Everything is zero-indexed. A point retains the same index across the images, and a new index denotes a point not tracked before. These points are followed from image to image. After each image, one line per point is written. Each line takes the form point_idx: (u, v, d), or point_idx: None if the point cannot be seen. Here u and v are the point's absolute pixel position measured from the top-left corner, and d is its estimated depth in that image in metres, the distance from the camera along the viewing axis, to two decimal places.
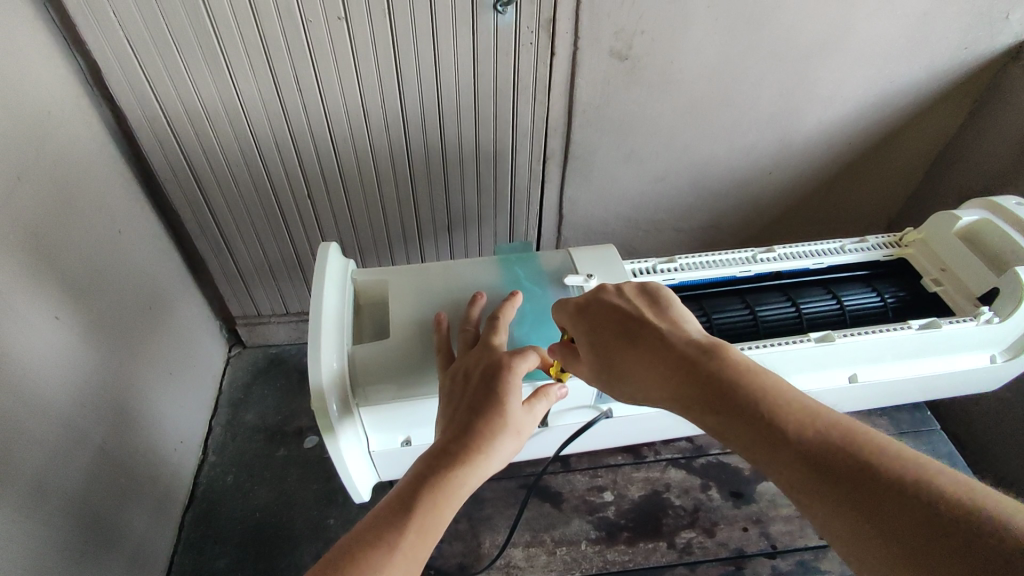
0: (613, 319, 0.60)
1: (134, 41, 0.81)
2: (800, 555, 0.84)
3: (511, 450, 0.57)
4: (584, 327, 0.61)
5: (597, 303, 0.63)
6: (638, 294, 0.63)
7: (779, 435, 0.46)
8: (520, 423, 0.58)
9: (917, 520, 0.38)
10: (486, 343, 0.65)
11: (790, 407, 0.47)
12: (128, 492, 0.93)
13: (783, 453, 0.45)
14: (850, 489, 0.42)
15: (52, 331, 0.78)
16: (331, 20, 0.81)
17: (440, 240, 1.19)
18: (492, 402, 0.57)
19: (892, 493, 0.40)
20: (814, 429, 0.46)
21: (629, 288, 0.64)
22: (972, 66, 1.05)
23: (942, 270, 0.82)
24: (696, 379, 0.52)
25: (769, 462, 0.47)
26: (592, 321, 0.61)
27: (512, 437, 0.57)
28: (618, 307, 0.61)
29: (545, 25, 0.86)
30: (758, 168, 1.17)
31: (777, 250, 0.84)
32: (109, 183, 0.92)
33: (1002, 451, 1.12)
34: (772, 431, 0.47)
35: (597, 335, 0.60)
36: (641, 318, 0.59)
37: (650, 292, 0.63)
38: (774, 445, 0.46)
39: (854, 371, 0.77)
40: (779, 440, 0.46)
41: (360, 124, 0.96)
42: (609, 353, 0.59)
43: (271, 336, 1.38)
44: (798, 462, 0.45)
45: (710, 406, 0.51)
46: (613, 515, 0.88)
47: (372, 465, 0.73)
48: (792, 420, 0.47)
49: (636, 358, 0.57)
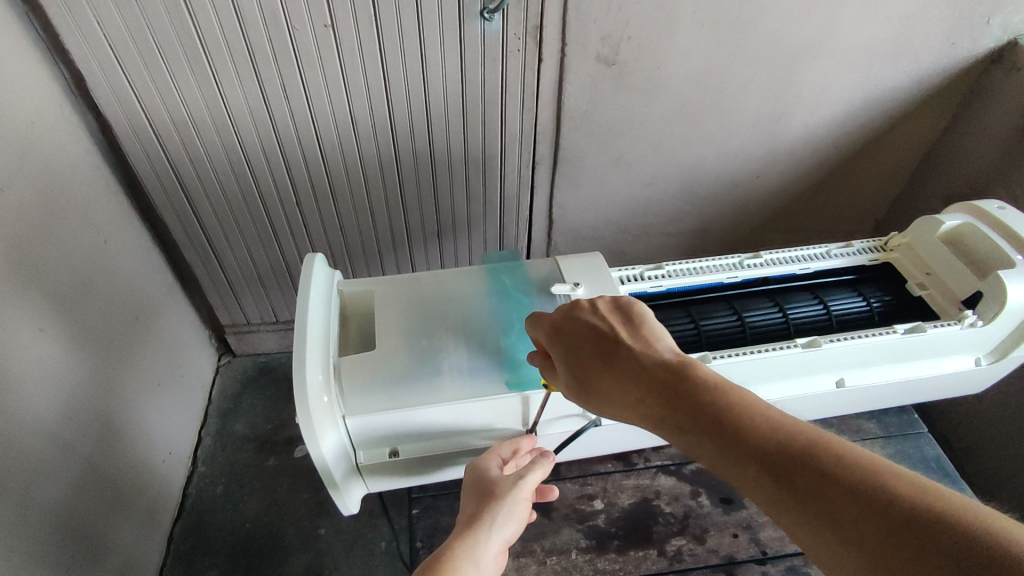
0: (590, 338, 0.60)
1: (119, 50, 0.81)
2: (790, 561, 0.85)
3: (507, 532, 0.58)
4: (560, 344, 0.61)
5: (573, 319, 0.62)
6: (613, 309, 0.62)
7: (746, 450, 0.46)
8: (495, 488, 0.61)
9: (885, 532, 0.38)
10: (475, 466, 0.66)
11: (761, 418, 0.47)
12: (116, 503, 0.91)
13: (751, 468, 0.45)
14: (819, 499, 0.41)
15: (38, 344, 0.77)
16: (317, 28, 0.81)
17: (429, 247, 1.19)
18: (469, 493, 0.63)
19: (859, 504, 0.40)
20: (782, 441, 0.45)
21: (602, 304, 0.63)
22: (956, 71, 1.06)
23: (927, 275, 0.83)
24: (664, 397, 0.52)
25: (740, 477, 0.46)
26: (567, 338, 0.61)
27: (495, 500, 0.59)
28: (594, 324, 0.60)
29: (533, 31, 0.87)
30: (746, 172, 1.18)
31: (763, 256, 0.84)
32: (93, 191, 0.91)
33: (988, 451, 1.13)
34: (742, 447, 0.46)
35: (570, 355, 0.60)
36: (617, 337, 0.59)
37: (623, 307, 0.62)
38: (744, 459, 0.46)
39: (841, 376, 0.78)
40: (746, 456, 0.46)
41: (347, 131, 0.95)
42: (584, 371, 0.59)
43: (260, 345, 1.36)
44: (765, 477, 0.44)
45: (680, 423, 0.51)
46: (604, 524, 0.88)
47: (360, 479, 0.72)
48: (760, 433, 0.46)
49: (610, 375, 0.57)
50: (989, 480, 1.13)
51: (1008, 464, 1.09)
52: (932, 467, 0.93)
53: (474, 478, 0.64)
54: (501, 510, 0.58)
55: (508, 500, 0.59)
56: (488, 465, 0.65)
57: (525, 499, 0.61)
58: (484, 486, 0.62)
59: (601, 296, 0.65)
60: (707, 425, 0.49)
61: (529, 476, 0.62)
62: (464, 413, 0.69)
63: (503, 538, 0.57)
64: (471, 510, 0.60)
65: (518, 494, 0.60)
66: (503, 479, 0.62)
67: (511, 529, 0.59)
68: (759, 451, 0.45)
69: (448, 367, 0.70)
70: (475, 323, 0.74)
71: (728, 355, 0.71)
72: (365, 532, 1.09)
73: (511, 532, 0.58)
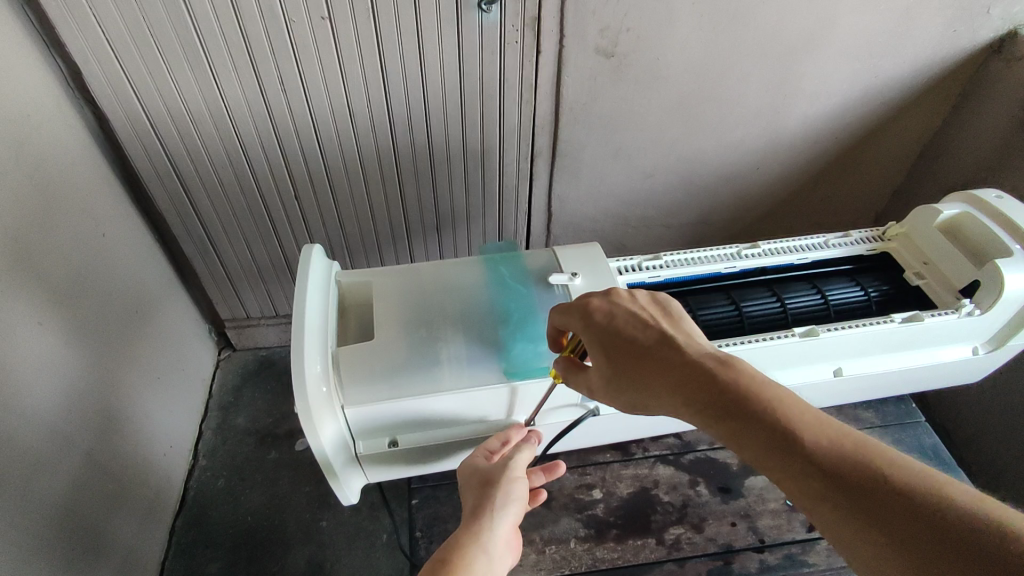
0: (632, 326, 0.58)
1: (116, 44, 0.80)
2: (787, 549, 0.85)
3: (509, 517, 0.59)
4: (598, 331, 0.59)
5: (609, 305, 0.60)
6: (648, 299, 0.61)
7: (796, 447, 0.45)
8: (490, 475, 0.62)
9: (931, 538, 0.38)
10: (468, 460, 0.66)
11: (804, 416, 0.46)
12: (116, 497, 0.92)
13: (795, 464, 0.45)
14: (870, 500, 0.41)
15: (37, 338, 0.77)
16: (314, 21, 0.81)
17: (428, 240, 1.19)
18: (466, 487, 0.63)
19: (911, 509, 0.39)
20: (830, 440, 0.44)
21: (642, 295, 0.61)
22: (955, 61, 1.06)
23: (924, 264, 0.83)
24: (709, 387, 0.51)
25: (781, 472, 0.45)
26: (604, 324, 0.59)
27: (496, 487, 0.60)
28: (632, 311, 0.59)
29: (531, 23, 0.86)
30: (746, 163, 1.18)
31: (761, 246, 0.84)
32: (90, 185, 0.91)
33: (986, 442, 1.13)
34: (784, 444, 0.45)
35: (607, 341, 0.58)
36: (656, 327, 0.57)
37: (661, 302, 0.60)
38: (789, 455, 0.45)
39: (838, 365, 0.78)
40: (795, 454, 0.45)
41: (345, 123, 0.95)
42: (621, 358, 0.57)
43: (260, 339, 1.36)
44: (813, 475, 0.43)
45: (723, 415, 0.49)
46: (602, 513, 0.88)
47: (361, 470, 0.72)
48: (808, 432, 0.45)
49: (648, 363, 0.55)
50: (987, 470, 1.13)
51: (1005, 454, 1.09)
52: (930, 457, 0.93)
53: (465, 470, 0.65)
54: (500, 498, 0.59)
55: (505, 485, 0.60)
56: (477, 456, 0.66)
57: (522, 485, 0.62)
58: (479, 475, 0.62)
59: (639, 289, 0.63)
60: (752, 418, 0.47)
61: (518, 459, 0.64)
62: (465, 402, 0.69)
63: (506, 523, 0.58)
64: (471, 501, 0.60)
65: (512, 477, 0.62)
66: (498, 465, 0.63)
67: (512, 513, 0.59)
68: (808, 450, 0.44)
69: (446, 357, 0.70)
70: (473, 314, 0.75)
71: (725, 345, 0.71)
72: (366, 524, 1.10)
73: (513, 517, 0.59)
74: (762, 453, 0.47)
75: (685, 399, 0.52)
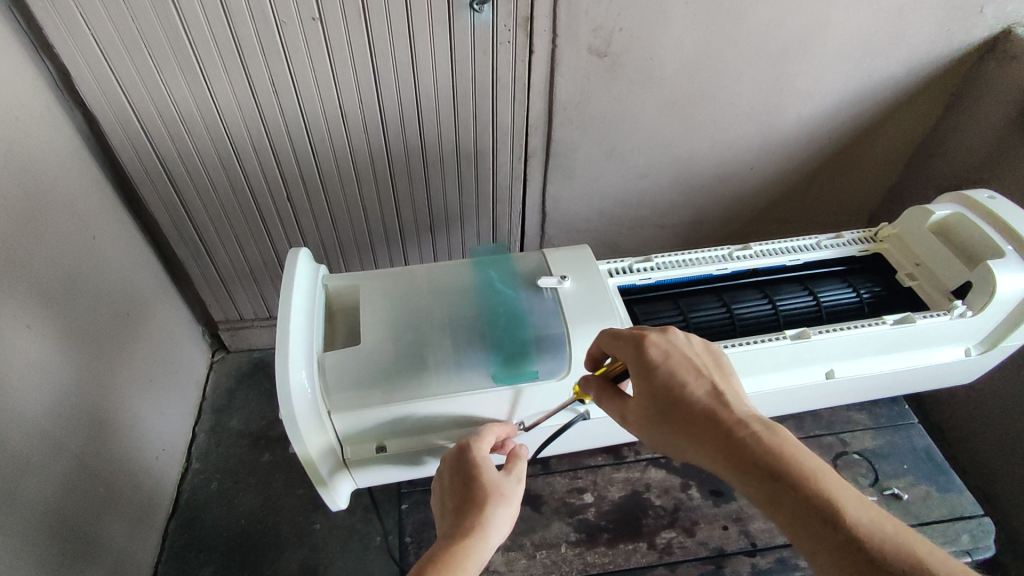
0: (685, 370, 0.58)
1: (104, 45, 0.80)
2: (779, 552, 0.85)
3: (502, 526, 0.58)
4: (650, 368, 0.58)
5: (666, 344, 0.59)
6: (701, 345, 0.61)
7: (837, 520, 0.46)
8: (492, 480, 0.60)
9: None
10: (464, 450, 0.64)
11: (843, 491, 0.48)
12: (108, 502, 0.91)
13: (831, 532, 0.46)
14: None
15: (26, 342, 0.77)
16: (305, 21, 0.80)
17: (421, 241, 1.18)
18: (461, 483, 0.61)
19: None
20: (872, 520, 0.46)
21: (695, 341, 0.61)
22: (949, 60, 1.06)
23: (916, 265, 0.83)
24: (757, 447, 0.51)
25: (811, 539, 0.46)
26: (658, 361, 0.58)
27: (501, 501, 0.58)
28: (687, 355, 0.59)
29: (523, 23, 0.86)
30: (740, 163, 1.17)
31: (753, 247, 0.84)
32: (80, 188, 0.90)
33: (978, 442, 1.13)
34: (823, 513, 0.46)
35: (659, 380, 0.57)
36: (710, 377, 0.57)
37: (712, 353, 0.61)
38: (826, 524, 0.46)
39: (831, 367, 0.77)
40: (838, 529, 0.46)
41: (337, 124, 0.94)
42: (669, 399, 0.57)
43: (253, 341, 1.35)
44: (849, 553, 0.45)
45: (768, 476, 0.50)
46: (593, 517, 0.88)
47: (349, 477, 0.72)
48: (853, 510, 0.46)
49: (695, 409, 0.55)
50: (980, 470, 1.13)
51: (998, 454, 1.09)
52: (922, 460, 0.93)
53: (461, 465, 0.62)
54: (499, 505, 0.58)
55: (504, 494, 0.59)
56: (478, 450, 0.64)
57: (518, 501, 0.61)
58: (476, 477, 0.60)
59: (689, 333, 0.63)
60: (798, 483, 0.48)
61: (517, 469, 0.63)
62: (454, 408, 0.68)
63: (498, 532, 0.57)
64: (468, 502, 0.58)
65: (510, 486, 0.61)
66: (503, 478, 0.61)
67: (505, 522, 0.58)
68: (850, 526, 0.45)
69: (434, 362, 0.70)
70: (463, 317, 0.74)
71: None
72: (359, 526, 1.09)
73: (505, 527, 0.59)
74: (795, 515, 0.48)
75: (728, 452, 0.52)
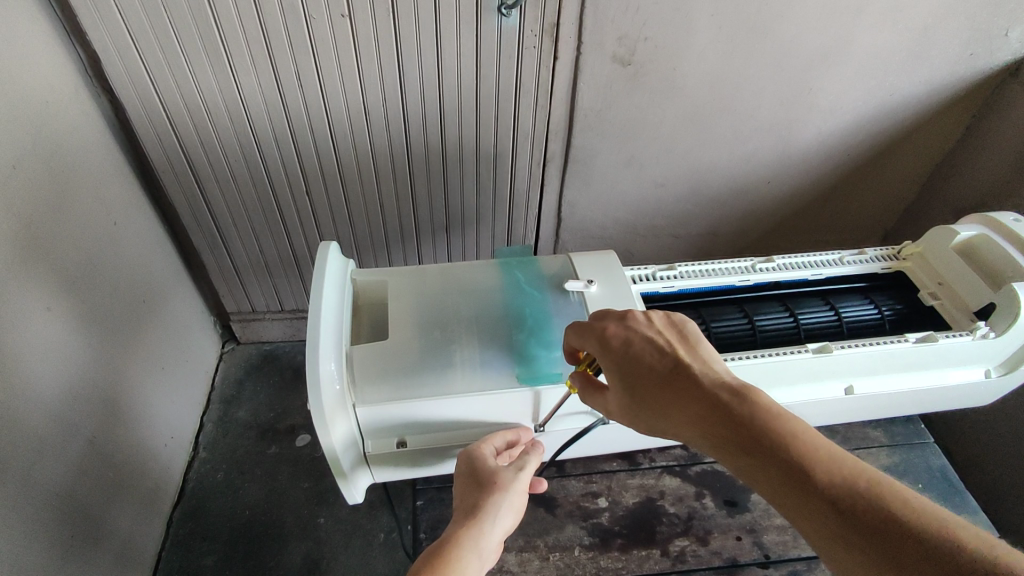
0: (647, 351, 0.58)
1: (135, 33, 0.81)
2: (792, 565, 0.85)
3: (508, 520, 0.58)
4: (614, 356, 0.59)
5: (626, 329, 0.60)
6: (664, 322, 0.61)
7: (807, 482, 0.45)
8: (498, 478, 0.60)
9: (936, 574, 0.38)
10: (469, 452, 0.65)
11: (819, 450, 0.46)
12: (117, 487, 0.92)
13: (809, 499, 0.44)
14: (882, 542, 0.40)
15: (45, 324, 0.77)
16: (334, 18, 0.81)
17: (438, 241, 1.19)
18: (469, 481, 0.62)
19: (921, 552, 0.39)
20: (844, 476, 0.44)
21: (658, 318, 0.61)
22: (971, 82, 1.06)
23: (939, 285, 0.83)
24: (725, 417, 0.51)
25: (794, 507, 0.45)
26: (622, 349, 0.59)
27: (498, 491, 0.58)
28: (649, 337, 0.59)
29: (550, 29, 0.87)
30: (757, 176, 1.18)
31: (776, 260, 0.84)
32: (104, 174, 0.91)
33: (993, 465, 1.12)
34: (792, 476, 0.46)
35: (626, 366, 0.58)
36: (674, 354, 0.57)
37: (679, 329, 0.60)
38: (800, 487, 0.45)
39: (849, 384, 0.77)
40: (811, 491, 0.44)
41: (360, 121, 0.95)
42: (639, 384, 0.57)
43: (264, 333, 1.36)
44: (828, 515, 0.43)
45: (737, 448, 0.49)
46: (607, 522, 0.88)
47: (370, 470, 0.72)
48: (824, 468, 0.45)
49: (666, 391, 0.55)
50: (993, 492, 1.12)
51: (1011, 477, 1.09)
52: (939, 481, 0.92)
53: (470, 463, 0.63)
54: (503, 500, 0.58)
55: (510, 491, 0.59)
56: (483, 452, 0.65)
57: (523, 490, 0.61)
58: (481, 475, 0.61)
59: (656, 311, 0.63)
60: (770, 447, 0.47)
61: (527, 467, 0.62)
62: (477, 406, 0.68)
63: (503, 526, 0.57)
64: (471, 498, 0.59)
65: (517, 485, 0.60)
66: (503, 469, 0.62)
67: (510, 518, 0.58)
68: (820, 485, 0.44)
69: (459, 359, 0.70)
70: (488, 317, 0.75)
71: (738, 358, 0.71)
72: (364, 522, 1.10)
73: (511, 522, 0.58)
74: (772, 485, 0.47)
75: (700, 429, 0.52)
